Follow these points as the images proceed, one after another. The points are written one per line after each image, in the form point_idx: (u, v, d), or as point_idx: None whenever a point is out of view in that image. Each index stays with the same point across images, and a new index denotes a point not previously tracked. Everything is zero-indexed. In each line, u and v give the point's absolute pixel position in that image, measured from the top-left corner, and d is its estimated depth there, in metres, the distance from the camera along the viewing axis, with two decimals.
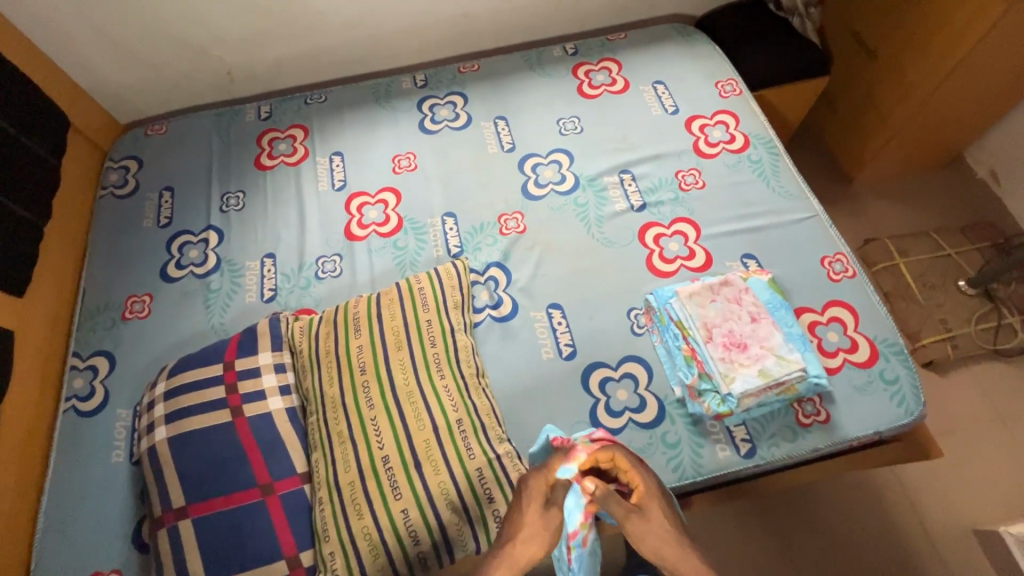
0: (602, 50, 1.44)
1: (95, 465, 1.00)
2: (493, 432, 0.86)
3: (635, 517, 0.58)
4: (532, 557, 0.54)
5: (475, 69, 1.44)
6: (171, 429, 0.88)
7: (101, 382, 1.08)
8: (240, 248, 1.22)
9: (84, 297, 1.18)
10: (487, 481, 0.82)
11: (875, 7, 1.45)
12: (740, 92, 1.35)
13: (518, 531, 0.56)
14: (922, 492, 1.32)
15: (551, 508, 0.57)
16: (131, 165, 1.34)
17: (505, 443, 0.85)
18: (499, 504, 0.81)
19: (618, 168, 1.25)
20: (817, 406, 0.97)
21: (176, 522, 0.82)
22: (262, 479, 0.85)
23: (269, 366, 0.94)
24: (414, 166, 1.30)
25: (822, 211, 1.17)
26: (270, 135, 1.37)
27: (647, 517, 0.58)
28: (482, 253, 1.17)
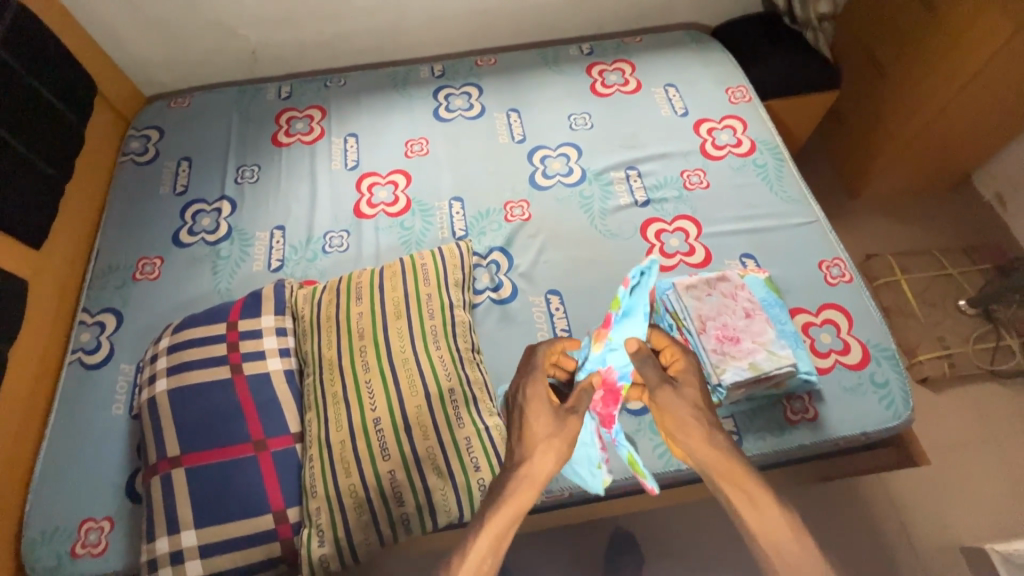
0: (617, 52, 1.48)
1: (95, 416, 1.02)
2: (485, 404, 0.88)
3: (668, 387, 0.63)
4: (549, 471, 0.57)
5: (492, 63, 1.48)
6: (172, 381, 0.90)
7: (107, 337, 1.11)
8: (252, 219, 1.25)
9: (98, 256, 1.22)
10: (473, 449, 0.84)
11: (888, 26, 1.47)
12: (750, 99, 1.37)
13: (533, 449, 0.58)
14: (911, 506, 1.32)
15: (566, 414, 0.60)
16: (153, 134, 1.39)
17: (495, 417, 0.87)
18: (484, 473, 0.83)
19: (625, 165, 1.28)
20: (806, 404, 0.97)
21: (169, 470, 0.84)
22: (256, 435, 0.87)
23: (271, 329, 0.96)
24: (426, 151, 1.33)
25: (824, 217, 1.19)
26: (288, 113, 1.41)
27: (680, 390, 0.63)
28: (486, 238, 1.19)
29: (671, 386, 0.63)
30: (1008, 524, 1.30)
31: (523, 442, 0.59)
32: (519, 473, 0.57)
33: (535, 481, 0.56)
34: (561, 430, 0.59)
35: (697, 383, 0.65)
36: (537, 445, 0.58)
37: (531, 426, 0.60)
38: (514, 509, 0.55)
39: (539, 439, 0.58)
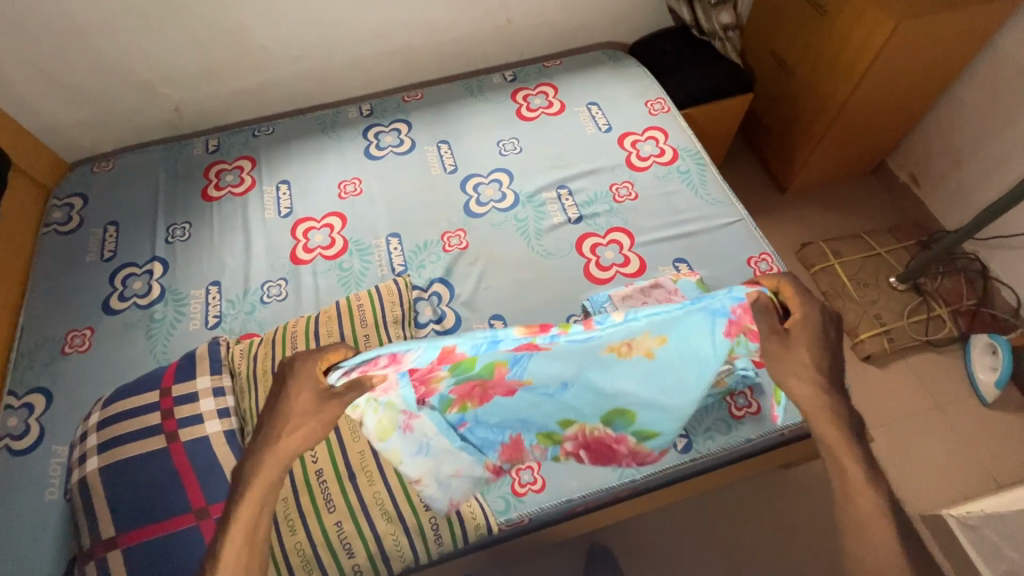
0: (539, 76, 1.52)
1: (26, 504, 0.97)
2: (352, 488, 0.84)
3: (774, 339, 0.67)
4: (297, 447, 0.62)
5: (419, 97, 1.50)
6: (103, 458, 0.86)
7: (36, 420, 1.05)
8: (185, 278, 1.22)
9: (23, 335, 1.17)
10: (346, 536, 0.82)
11: (790, 31, 1.56)
12: (668, 110, 1.43)
13: (283, 428, 0.62)
14: None
15: (331, 399, 0.65)
16: (76, 202, 1.35)
17: (342, 515, 0.82)
18: (358, 557, 0.82)
19: (556, 184, 1.31)
20: (748, 398, 1.01)
21: (106, 554, 0.80)
22: (196, 504, 0.84)
23: (207, 391, 0.94)
24: (360, 190, 1.33)
25: (747, 215, 1.24)
26: (217, 166, 1.39)
27: (788, 343, 0.66)
28: (426, 270, 1.20)
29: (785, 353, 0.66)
30: (962, 487, 1.35)
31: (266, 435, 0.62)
32: (266, 455, 0.61)
33: (278, 464, 0.61)
34: (318, 412, 0.64)
35: (813, 343, 0.65)
36: (283, 429, 0.62)
37: (290, 403, 0.63)
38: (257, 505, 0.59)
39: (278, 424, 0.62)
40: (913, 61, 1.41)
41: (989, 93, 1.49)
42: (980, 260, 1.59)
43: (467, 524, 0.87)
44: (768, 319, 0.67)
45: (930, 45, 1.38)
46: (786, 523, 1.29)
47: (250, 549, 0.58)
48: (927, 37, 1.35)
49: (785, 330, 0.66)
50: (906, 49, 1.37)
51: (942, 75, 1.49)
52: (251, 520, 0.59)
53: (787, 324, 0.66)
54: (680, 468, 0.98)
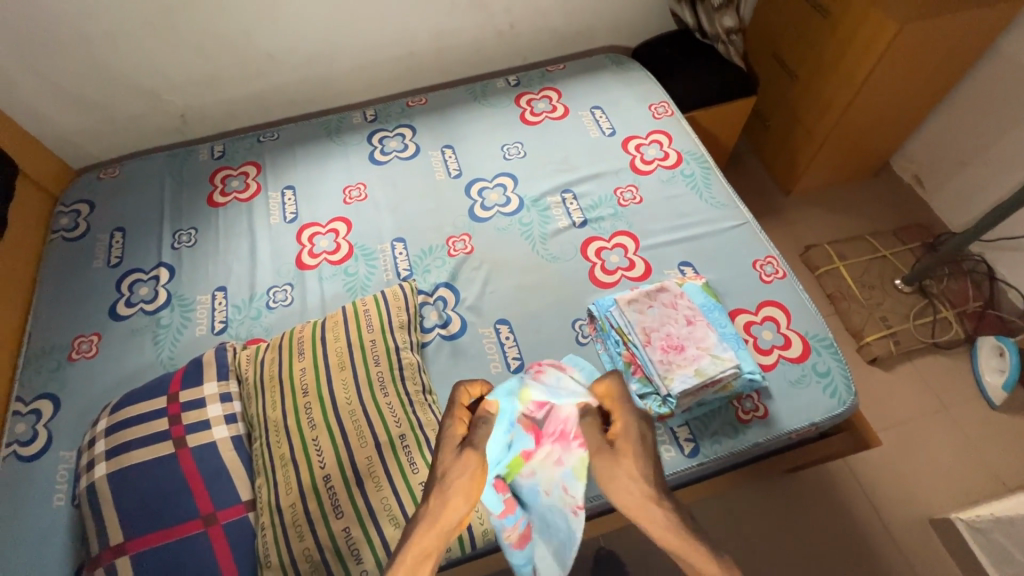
0: (542, 80, 1.53)
1: (34, 511, 0.97)
2: (362, 492, 0.84)
3: (603, 453, 0.48)
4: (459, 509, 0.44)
5: (423, 103, 1.51)
6: (110, 464, 0.86)
7: (44, 425, 1.06)
8: (192, 283, 1.23)
9: (31, 341, 1.17)
10: (355, 542, 0.81)
11: (792, 34, 1.57)
12: (672, 113, 1.43)
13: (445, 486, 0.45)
14: (879, 486, 1.35)
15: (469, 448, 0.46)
16: (83, 209, 1.36)
17: (350, 520, 0.82)
18: (367, 564, 0.80)
19: (560, 188, 1.31)
20: (755, 402, 1.00)
21: (114, 560, 0.80)
22: (205, 510, 0.84)
23: (214, 396, 0.94)
24: (365, 196, 1.34)
25: (752, 218, 1.24)
26: (223, 172, 1.40)
27: (617, 455, 0.47)
28: (431, 274, 1.20)
29: (603, 456, 0.48)
30: (971, 491, 1.35)
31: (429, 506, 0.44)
32: (423, 521, 0.43)
33: (442, 527, 0.44)
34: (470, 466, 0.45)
35: (642, 457, 0.47)
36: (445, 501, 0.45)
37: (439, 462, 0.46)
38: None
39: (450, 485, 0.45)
40: (916, 64, 1.41)
41: (993, 94, 1.49)
42: (985, 262, 1.59)
43: (475, 530, 0.86)
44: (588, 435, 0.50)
45: (933, 47, 1.38)
46: (792, 528, 1.29)
47: None
48: (931, 38, 1.35)
49: (607, 441, 0.49)
50: (908, 52, 1.37)
51: (946, 76, 1.49)
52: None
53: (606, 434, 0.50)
54: (688, 473, 0.97)
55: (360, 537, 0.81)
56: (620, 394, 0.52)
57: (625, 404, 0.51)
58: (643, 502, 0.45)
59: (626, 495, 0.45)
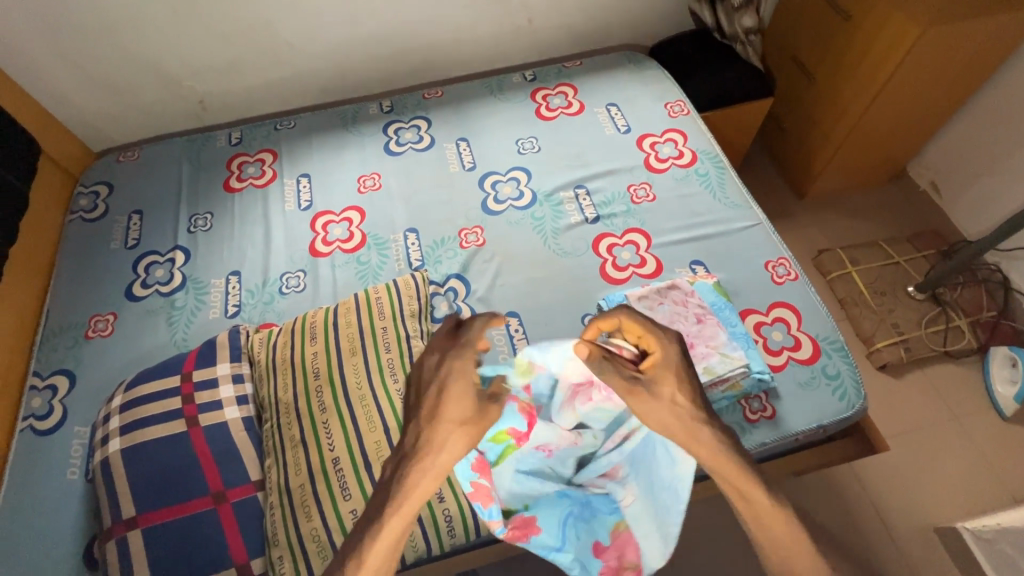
0: (559, 76, 1.53)
1: (48, 484, 0.99)
2: (370, 475, 0.85)
3: (640, 392, 0.51)
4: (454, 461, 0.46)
5: (439, 95, 1.51)
6: (124, 440, 0.88)
7: (59, 401, 1.08)
8: (206, 267, 1.24)
9: (48, 318, 1.19)
10: None
11: (811, 35, 1.55)
12: (688, 113, 1.43)
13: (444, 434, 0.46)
14: (884, 492, 1.34)
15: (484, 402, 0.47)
16: (102, 190, 1.38)
17: (358, 502, 0.83)
18: None
19: (573, 184, 1.31)
20: (763, 402, 1.00)
21: (125, 533, 0.82)
22: (215, 487, 0.85)
23: (227, 377, 0.96)
24: (379, 185, 1.34)
25: (766, 219, 1.24)
26: (239, 158, 1.41)
27: (656, 392, 0.50)
28: (442, 265, 1.21)
29: (641, 394, 0.51)
30: (977, 501, 1.34)
31: (414, 451, 0.46)
32: (417, 473, 0.45)
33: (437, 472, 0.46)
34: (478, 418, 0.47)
35: (681, 383, 0.50)
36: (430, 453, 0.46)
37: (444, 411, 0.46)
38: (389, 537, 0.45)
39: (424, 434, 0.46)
40: (938, 67, 1.40)
41: (1015, 102, 1.47)
42: (1002, 271, 1.57)
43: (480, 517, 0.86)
44: (618, 373, 0.52)
45: (956, 51, 1.36)
46: None
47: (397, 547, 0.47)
48: (953, 44, 1.34)
49: (642, 376, 0.51)
50: (931, 54, 1.35)
51: (968, 82, 1.47)
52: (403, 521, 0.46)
53: (642, 368, 0.52)
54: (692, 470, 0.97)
55: None
56: (643, 326, 0.53)
57: (650, 335, 0.52)
58: (692, 427, 0.49)
59: (671, 423, 0.50)
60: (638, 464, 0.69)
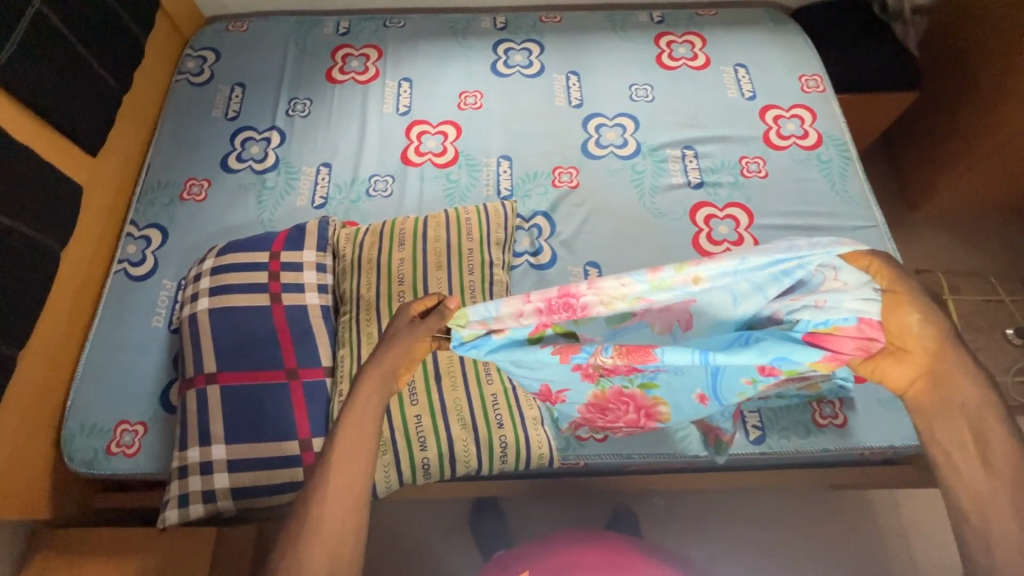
0: (689, 24, 1.41)
1: (136, 326, 1.06)
2: (442, 384, 0.85)
3: (893, 355, 0.60)
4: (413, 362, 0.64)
5: (557, 21, 1.42)
6: (213, 301, 0.92)
7: (152, 252, 1.13)
8: (300, 152, 1.25)
9: (148, 172, 1.23)
10: (423, 430, 0.83)
11: (985, 30, 1.36)
12: (823, 90, 1.30)
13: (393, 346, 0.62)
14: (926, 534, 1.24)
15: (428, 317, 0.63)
16: (209, 56, 1.37)
17: (421, 407, 0.84)
18: (430, 453, 0.83)
19: (682, 143, 1.23)
20: (835, 409, 0.95)
21: (205, 386, 0.87)
22: (290, 364, 0.89)
23: (311, 264, 0.97)
24: (479, 104, 1.30)
25: (883, 223, 1.14)
26: (344, 50, 1.38)
27: (905, 342, 0.59)
28: (531, 201, 1.18)
29: (932, 386, 0.57)
30: None
31: (347, 428, 0.58)
32: (375, 360, 0.61)
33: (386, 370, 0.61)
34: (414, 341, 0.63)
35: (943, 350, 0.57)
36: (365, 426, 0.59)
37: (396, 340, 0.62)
38: (358, 463, 0.57)
39: (349, 426, 0.58)
40: None
41: None
42: None
43: (532, 450, 0.84)
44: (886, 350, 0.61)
45: None
46: (829, 545, 1.24)
47: (364, 417, 0.59)
48: None
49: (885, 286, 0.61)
50: None
51: None
52: (366, 401, 0.60)
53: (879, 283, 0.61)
54: (746, 458, 0.95)
55: (428, 428, 0.83)
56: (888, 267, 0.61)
57: (903, 290, 0.60)
58: (994, 410, 0.54)
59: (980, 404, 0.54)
60: (754, 274, 0.64)
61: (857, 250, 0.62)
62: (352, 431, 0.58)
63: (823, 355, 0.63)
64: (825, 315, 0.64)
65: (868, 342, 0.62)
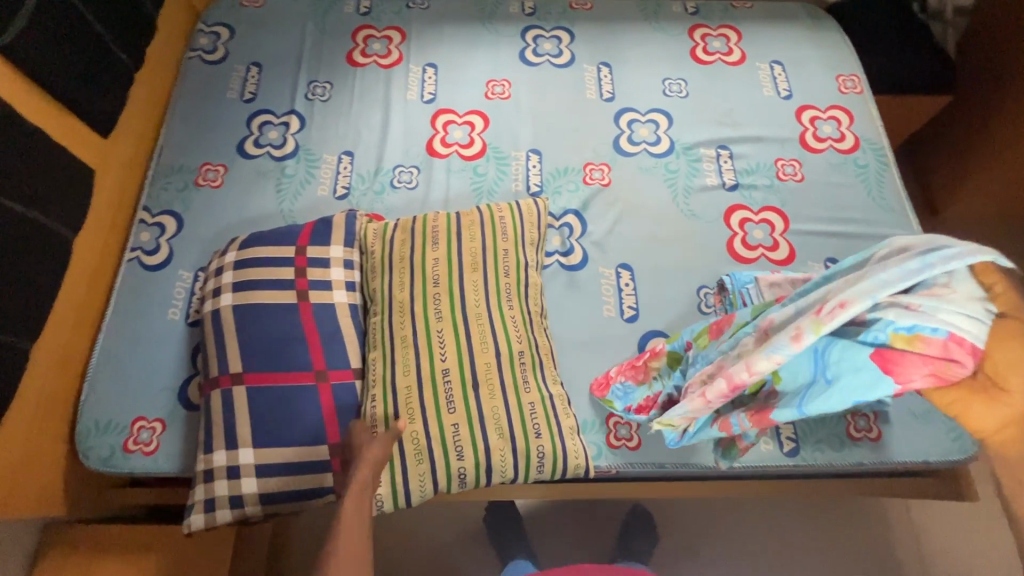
0: (724, 16, 1.36)
1: (151, 319, 1.02)
2: (479, 392, 0.83)
3: (987, 394, 0.58)
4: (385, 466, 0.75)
5: (588, 8, 1.37)
6: (237, 297, 0.89)
7: (166, 241, 1.08)
8: (320, 139, 1.20)
9: (160, 155, 1.17)
10: (460, 440, 0.81)
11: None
12: (861, 91, 1.27)
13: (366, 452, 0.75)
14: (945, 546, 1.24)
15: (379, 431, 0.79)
16: (222, 33, 1.31)
17: (458, 416, 0.82)
18: (466, 463, 0.80)
19: (717, 143, 1.20)
20: (870, 423, 0.94)
21: (230, 386, 0.83)
22: (318, 366, 0.85)
23: (338, 260, 0.93)
24: (508, 94, 1.25)
25: (920, 232, 1.12)
26: (365, 31, 1.32)
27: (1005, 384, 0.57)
28: (562, 198, 1.14)
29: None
30: None
31: (351, 519, 0.66)
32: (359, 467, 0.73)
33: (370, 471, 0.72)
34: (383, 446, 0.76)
35: None
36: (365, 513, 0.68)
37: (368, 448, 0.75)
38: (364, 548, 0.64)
39: (351, 515, 0.67)
40: None
41: None
42: None
43: (569, 461, 0.82)
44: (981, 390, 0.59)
45: None
46: (847, 552, 1.24)
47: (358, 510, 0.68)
48: None
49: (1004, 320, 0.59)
50: None
51: None
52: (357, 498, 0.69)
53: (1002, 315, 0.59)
54: (779, 470, 0.94)
55: (464, 437, 0.81)
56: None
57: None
58: None
59: None
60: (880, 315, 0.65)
61: (988, 263, 0.61)
62: (355, 520, 0.66)
63: (895, 385, 0.64)
64: (914, 319, 0.62)
65: (948, 365, 0.60)
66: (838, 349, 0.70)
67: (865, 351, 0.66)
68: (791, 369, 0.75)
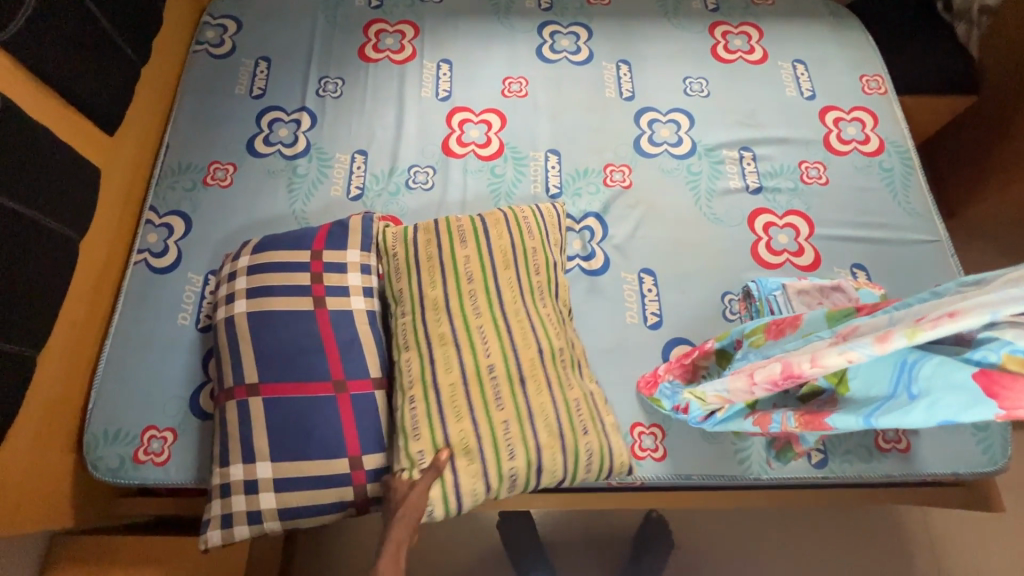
0: (745, 13, 1.32)
1: (160, 324, 0.98)
2: (528, 386, 0.82)
3: None
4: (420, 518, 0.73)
5: (606, 3, 1.33)
6: (251, 304, 0.85)
7: (175, 242, 1.05)
8: (332, 137, 1.16)
9: (167, 152, 1.13)
10: (511, 437, 0.79)
11: None
12: (885, 92, 1.24)
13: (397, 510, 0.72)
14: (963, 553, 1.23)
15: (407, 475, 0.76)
16: (230, 26, 1.26)
17: (508, 412, 0.80)
18: (519, 461, 0.78)
19: (740, 144, 1.17)
20: (899, 433, 0.93)
21: (246, 398, 0.81)
22: (337, 375, 0.82)
23: (356, 265, 0.90)
24: (525, 92, 1.21)
25: (946, 238, 1.10)
26: (377, 25, 1.28)
27: None
28: (582, 200, 1.11)
29: None
30: None
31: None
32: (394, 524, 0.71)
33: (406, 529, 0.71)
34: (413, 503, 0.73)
35: None
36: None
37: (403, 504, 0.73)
38: None
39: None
40: None
41: None
42: None
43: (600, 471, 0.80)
44: None
45: None
46: (864, 560, 1.23)
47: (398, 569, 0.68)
48: None
49: None
50: None
51: None
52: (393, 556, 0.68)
53: None
54: (805, 481, 0.93)
55: (519, 433, 0.79)
56: None
57: None
58: None
59: None
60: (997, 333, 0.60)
61: None
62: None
63: (998, 409, 0.60)
64: None
65: None
66: (931, 365, 0.66)
67: (968, 370, 0.62)
68: (869, 378, 0.73)
